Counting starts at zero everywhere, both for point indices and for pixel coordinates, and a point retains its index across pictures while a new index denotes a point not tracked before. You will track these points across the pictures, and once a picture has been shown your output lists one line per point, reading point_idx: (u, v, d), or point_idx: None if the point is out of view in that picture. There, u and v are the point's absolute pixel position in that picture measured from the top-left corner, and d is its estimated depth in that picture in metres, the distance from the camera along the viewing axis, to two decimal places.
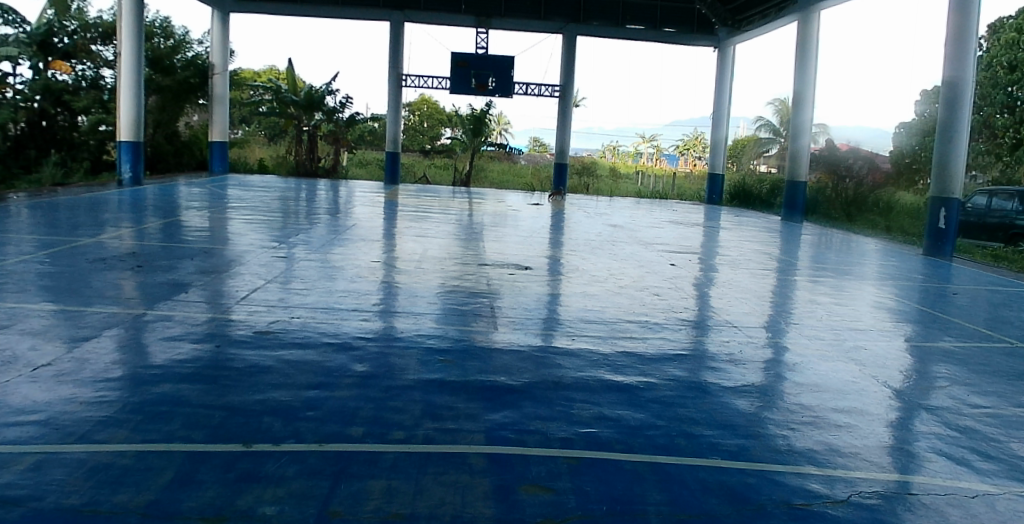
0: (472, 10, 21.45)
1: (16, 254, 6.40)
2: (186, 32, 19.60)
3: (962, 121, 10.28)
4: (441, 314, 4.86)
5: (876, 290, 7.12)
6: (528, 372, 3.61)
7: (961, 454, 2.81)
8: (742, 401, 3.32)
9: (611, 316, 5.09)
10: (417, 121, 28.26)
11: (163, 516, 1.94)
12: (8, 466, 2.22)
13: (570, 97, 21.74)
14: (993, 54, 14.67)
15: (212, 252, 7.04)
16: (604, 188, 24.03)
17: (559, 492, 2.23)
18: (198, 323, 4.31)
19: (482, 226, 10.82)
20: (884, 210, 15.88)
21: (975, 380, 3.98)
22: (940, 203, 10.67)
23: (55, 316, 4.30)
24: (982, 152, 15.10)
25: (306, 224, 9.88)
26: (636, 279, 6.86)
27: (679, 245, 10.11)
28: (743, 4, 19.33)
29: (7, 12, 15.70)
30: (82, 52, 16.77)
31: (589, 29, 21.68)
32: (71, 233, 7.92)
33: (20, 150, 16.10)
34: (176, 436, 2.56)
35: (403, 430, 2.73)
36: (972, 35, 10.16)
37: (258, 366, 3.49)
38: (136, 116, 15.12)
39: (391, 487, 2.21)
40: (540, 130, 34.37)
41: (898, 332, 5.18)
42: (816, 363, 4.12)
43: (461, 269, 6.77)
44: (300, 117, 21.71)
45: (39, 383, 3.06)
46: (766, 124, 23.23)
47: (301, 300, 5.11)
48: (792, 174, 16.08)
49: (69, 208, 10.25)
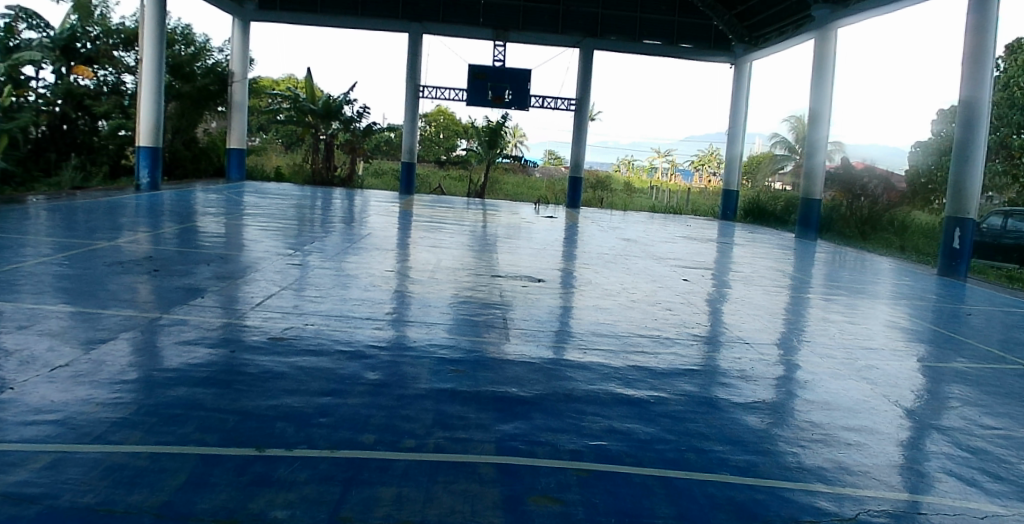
0: (490, 22, 21.63)
1: (36, 254, 6.60)
2: (206, 39, 19.89)
3: (979, 141, 10.22)
4: (453, 325, 4.90)
5: (890, 309, 7.05)
6: (539, 384, 3.64)
7: (972, 474, 2.80)
8: (752, 418, 3.33)
9: (623, 330, 5.10)
10: (433, 132, 28.48)
11: (176, 516, 1.98)
12: (24, 464, 2.27)
13: (586, 111, 21.73)
14: (1011, 75, 14.75)
15: (227, 259, 7.12)
16: (618, 203, 24.23)
17: (568, 504, 2.24)
18: (213, 328, 4.37)
19: (495, 238, 10.86)
20: (899, 229, 15.78)
21: (987, 401, 3.95)
22: (955, 223, 10.57)
23: (73, 317, 4.40)
24: (999, 173, 14.84)
25: (321, 232, 10.00)
26: (648, 293, 6.85)
27: (691, 260, 10.14)
28: (760, 20, 19.44)
29: (32, 17, 16.01)
30: (103, 57, 17.09)
31: (605, 44, 21.68)
32: (90, 235, 8.12)
33: (41, 154, 16.38)
34: (190, 438, 2.60)
35: (415, 438, 2.77)
36: (989, 54, 10.14)
37: (271, 372, 3.53)
38: (154, 123, 15.30)
39: (401, 495, 2.24)
40: (556, 143, 34.57)
41: (911, 352, 5.14)
42: (826, 381, 4.11)
43: (474, 280, 6.81)
44: (318, 126, 22.06)
45: (57, 383, 3.13)
46: (782, 141, 23.28)
47: (315, 307, 5.17)
48: (808, 192, 16.03)
49: (88, 212, 10.41)
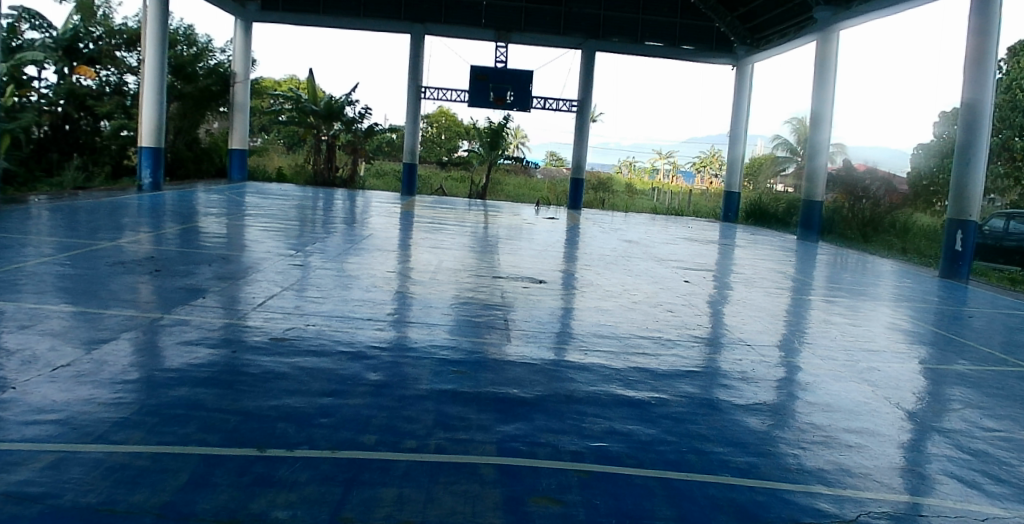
0: (492, 23, 21.66)
1: (37, 254, 6.61)
2: (209, 40, 19.91)
3: (981, 142, 10.20)
4: (454, 326, 4.90)
5: (892, 312, 7.05)
6: (541, 385, 3.64)
7: (972, 476, 2.80)
8: (753, 419, 3.32)
9: (624, 331, 5.10)
10: (435, 133, 28.51)
11: (178, 516, 1.98)
12: (25, 464, 2.27)
13: (588, 112, 21.74)
14: (1014, 77, 14.78)
15: (228, 259, 7.12)
16: (619, 204, 24.29)
17: (569, 505, 2.25)
18: (214, 329, 4.38)
19: (497, 239, 10.85)
20: (900, 231, 15.74)
21: (989, 403, 3.95)
22: (957, 225, 10.55)
23: (74, 317, 4.40)
24: (1000, 175, 14.88)
25: (322, 233, 10.00)
26: (650, 295, 6.85)
27: (693, 261, 10.13)
28: (761, 22, 19.45)
29: (35, 17, 16.08)
30: (106, 58, 17.11)
31: (607, 45, 21.71)
32: (91, 235, 8.14)
33: (43, 154, 16.42)
34: (191, 439, 2.61)
35: (415, 439, 2.77)
36: (992, 57, 10.14)
37: (272, 373, 3.54)
38: (156, 123, 15.32)
39: (402, 496, 2.24)
40: (557, 145, 34.58)
41: (912, 354, 5.13)
42: (828, 383, 4.11)
43: (476, 282, 6.81)
44: (320, 126, 22.12)
45: (59, 383, 3.14)
46: (783, 143, 23.28)
47: (317, 308, 5.18)
48: (808, 194, 16.06)
49: (89, 212, 10.43)
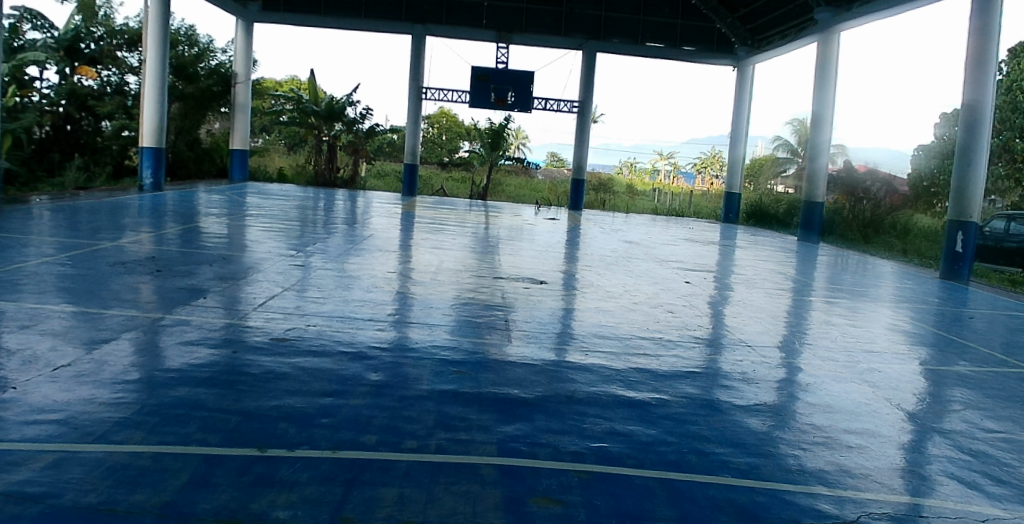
0: (493, 24, 21.67)
1: (38, 254, 6.62)
2: (210, 40, 19.90)
3: (981, 143, 10.20)
4: (455, 326, 4.91)
5: (893, 312, 7.05)
6: (541, 386, 3.64)
7: (973, 477, 2.79)
8: (754, 420, 3.32)
9: (624, 332, 5.10)
10: (436, 133, 28.53)
11: (178, 516, 1.99)
12: (25, 464, 2.27)
13: (588, 113, 21.76)
14: (1014, 78, 14.79)
15: (230, 260, 7.13)
16: (620, 205, 24.35)
17: (569, 505, 2.25)
18: (215, 329, 4.38)
19: (497, 240, 10.85)
20: (900, 232, 15.68)
21: (990, 404, 3.95)
22: (957, 227, 10.55)
23: (75, 317, 4.41)
24: (1001, 177, 14.87)
25: (323, 234, 10.01)
26: (650, 296, 6.85)
27: (693, 262, 10.14)
28: (762, 23, 19.47)
29: (36, 17, 16.11)
30: (107, 58, 17.12)
31: (609, 46, 21.72)
32: (92, 235, 8.15)
33: (43, 154, 16.41)
34: (192, 438, 2.61)
35: (416, 439, 2.77)
36: (992, 59, 10.13)
37: (273, 373, 3.54)
38: (158, 123, 15.34)
39: (402, 496, 2.24)
40: (558, 146, 34.58)
41: (913, 355, 5.12)
42: (828, 384, 4.11)
43: (476, 282, 6.81)
44: (321, 127, 22.12)
45: (59, 383, 3.14)
46: (783, 144, 23.29)
47: (318, 308, 5.19)
48: (809, 195, 16.11)
49: (90, 212, 10.44)
